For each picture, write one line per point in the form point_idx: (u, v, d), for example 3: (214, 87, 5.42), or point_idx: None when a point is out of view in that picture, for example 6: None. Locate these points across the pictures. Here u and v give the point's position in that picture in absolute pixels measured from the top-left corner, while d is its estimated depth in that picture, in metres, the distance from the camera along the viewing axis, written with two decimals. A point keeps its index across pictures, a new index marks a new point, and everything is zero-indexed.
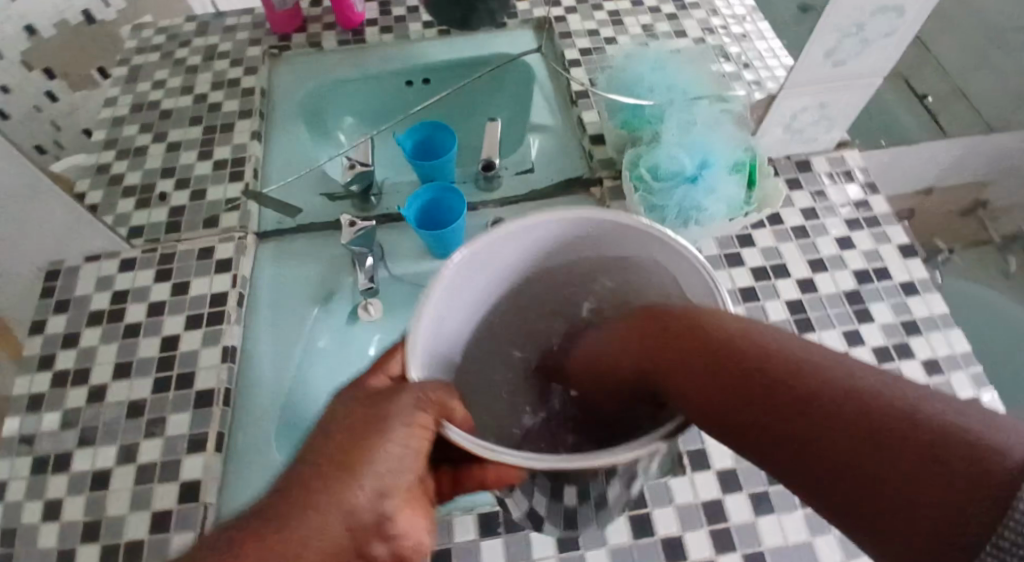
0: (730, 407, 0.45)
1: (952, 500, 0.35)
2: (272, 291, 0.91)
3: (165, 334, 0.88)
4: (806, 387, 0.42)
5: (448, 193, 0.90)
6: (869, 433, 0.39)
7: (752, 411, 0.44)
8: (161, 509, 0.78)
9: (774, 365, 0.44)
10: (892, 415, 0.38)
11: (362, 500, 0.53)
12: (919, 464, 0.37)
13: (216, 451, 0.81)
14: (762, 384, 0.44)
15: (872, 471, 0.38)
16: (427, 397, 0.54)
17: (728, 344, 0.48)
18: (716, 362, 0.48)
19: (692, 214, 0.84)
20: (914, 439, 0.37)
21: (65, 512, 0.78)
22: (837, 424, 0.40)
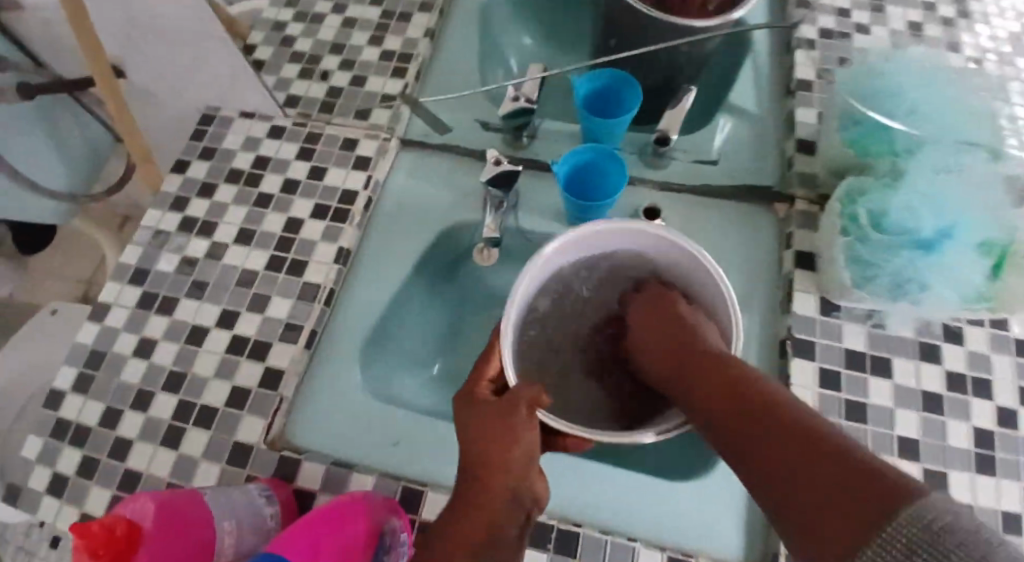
0: (708, 409, 0.55)
1: (855, 511, 0.40)
2: (400, 204, 0.85)
3: (291, 216, 0.82)
4: (791, 425, 0.47)
5: (610, 159, 0.76)
6: (798, 445, 0.46)
7: (754, 443, 0.49)
8: (241, 387, 0.74)
9: (744, 386, 0.53)
10: (828, 443, 0.45)
11: (520, 484, 0.57)
12: (838, 484, 0.42)
13: (306, 347, 0.76)
14: (735, 399, 0.53)
15: (799, 477, 0.45)
16: (532, 398, 0.57)
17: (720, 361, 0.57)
18: (707, 379, 0.56)
19: (908, 288, 0.66)
20: (835, 457, 0.43)
21: (156, 354, 0.77)
22: (770, 431, 0.49)
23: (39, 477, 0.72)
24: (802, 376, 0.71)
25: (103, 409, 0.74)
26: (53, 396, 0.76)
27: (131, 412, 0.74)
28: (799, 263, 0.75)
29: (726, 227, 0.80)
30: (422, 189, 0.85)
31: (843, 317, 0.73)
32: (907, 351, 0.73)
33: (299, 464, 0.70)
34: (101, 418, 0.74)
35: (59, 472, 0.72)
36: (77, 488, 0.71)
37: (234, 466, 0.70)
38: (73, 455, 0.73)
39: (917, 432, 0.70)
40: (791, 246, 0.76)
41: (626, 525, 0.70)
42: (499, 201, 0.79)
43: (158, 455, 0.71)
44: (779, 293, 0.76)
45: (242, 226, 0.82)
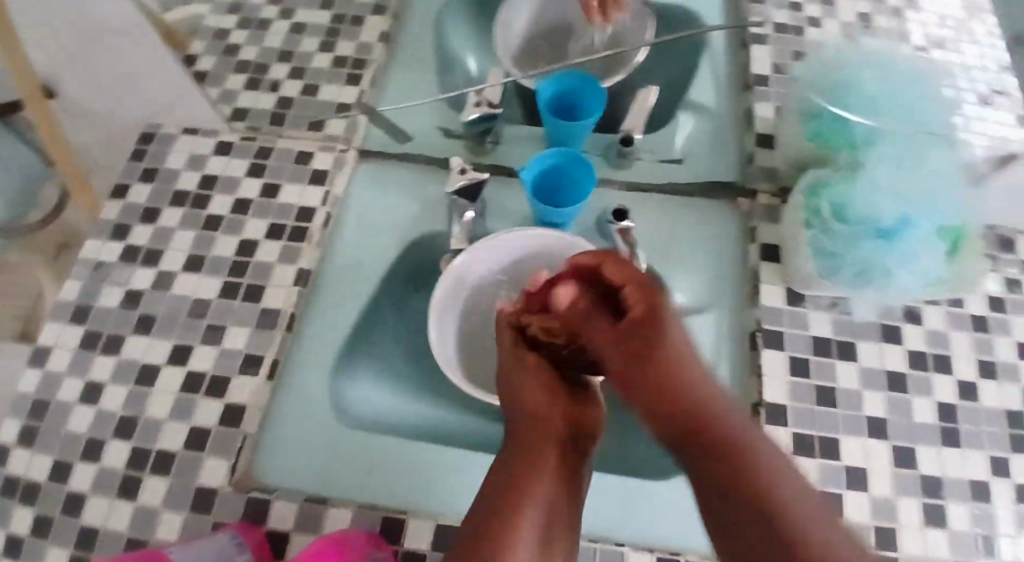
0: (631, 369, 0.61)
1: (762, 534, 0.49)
2: (361, 215, 0.82)
3: (244, 237, 0.77)
4: (716, 430, 0.56)
5: (576, 163, 0.74)
6: (734, 462, 0.53)
7: (701, 449, 0.55)
8: (200, 427, 0.69)
9: (659, 356, 0.60)
10: (755, 473, 0.52)
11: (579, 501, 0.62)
12: (752, 511, 0.50)
13: (267, 379, 0.71)
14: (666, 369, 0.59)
15: (721, 488, 0.52)
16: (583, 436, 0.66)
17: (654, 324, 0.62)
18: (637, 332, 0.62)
19: (873, 276, 0.67)
20: (756, 486, 0.51)
21: (103, 398, 0.71)
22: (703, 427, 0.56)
23: None
24: (772, 366, 0.72)
25: (52, 462, 0.68)
26: None
27: (82, 463, 0.68)
28: (765, 257, 0.76)
29: (694, 225, 0.81)
30: (381, 203, 0.83)
31: (808, 305, 0.74)
32: (870, 336, 0.74)
33: (269, 503, 0.66)
34: (49, 474, 0.68)
35: (11, 534, 0.66)
36: (30, 549, 0.65)
37: (199, 514, 0.65)
38: (24, 514, 0.67)
39: (884, 411, 0.71)
40: (755, 240, 0.77)
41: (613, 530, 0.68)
42: (467, 208, 0.77)
43: (115, 507, 0.66)
44: (747, 289, 0.76)
45: (191, 252, 0.77)
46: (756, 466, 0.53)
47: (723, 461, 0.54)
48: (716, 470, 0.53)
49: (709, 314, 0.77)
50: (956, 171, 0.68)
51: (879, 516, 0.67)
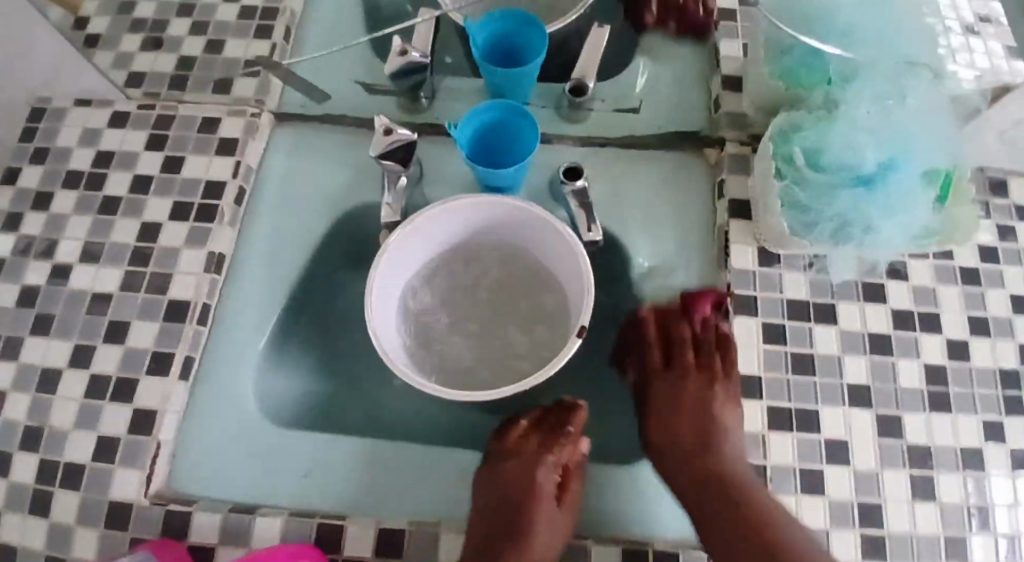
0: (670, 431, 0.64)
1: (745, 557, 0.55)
2: (281, 188, 0.73)
3: (145, 219, 0.69)
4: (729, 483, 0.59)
5: (518, 116, 0.65)
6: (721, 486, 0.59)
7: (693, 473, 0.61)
8: (107, 437, 0.60)
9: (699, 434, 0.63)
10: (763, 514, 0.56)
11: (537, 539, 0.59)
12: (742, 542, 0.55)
13: (182, 378, 0.62)
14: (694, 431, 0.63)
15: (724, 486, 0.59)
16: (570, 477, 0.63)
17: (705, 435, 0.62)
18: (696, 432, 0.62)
19: (852, 231, 0.60)
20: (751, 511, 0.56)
21: (5, 407, 0.62)
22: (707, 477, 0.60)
23: None
24: (744, 333, 0.65)
25: None
26: None
27: None
28: (733, 214, 0.69)
29: (657, 180, 0.73)
30: (306, 172, 0.74)
31: (781, 264, 0.67)
32: (850, 296, 0.67)
33: (189, 515, 0.57)
34: None
35: None
36: None
37: (113, 531, 0.57)
38: None
39: (867, 378, 0.65)
40: (723, 196, 0.70)
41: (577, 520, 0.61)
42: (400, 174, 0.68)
43: (28, 524, 0.58)
44: (718, 248, 0.69)
45: (88, 240, 0.69)
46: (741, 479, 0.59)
47: (722, 497, 0.58)
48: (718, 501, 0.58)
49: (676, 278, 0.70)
50: (944, 107, 0.61)
51: (862, 492, 0.62)
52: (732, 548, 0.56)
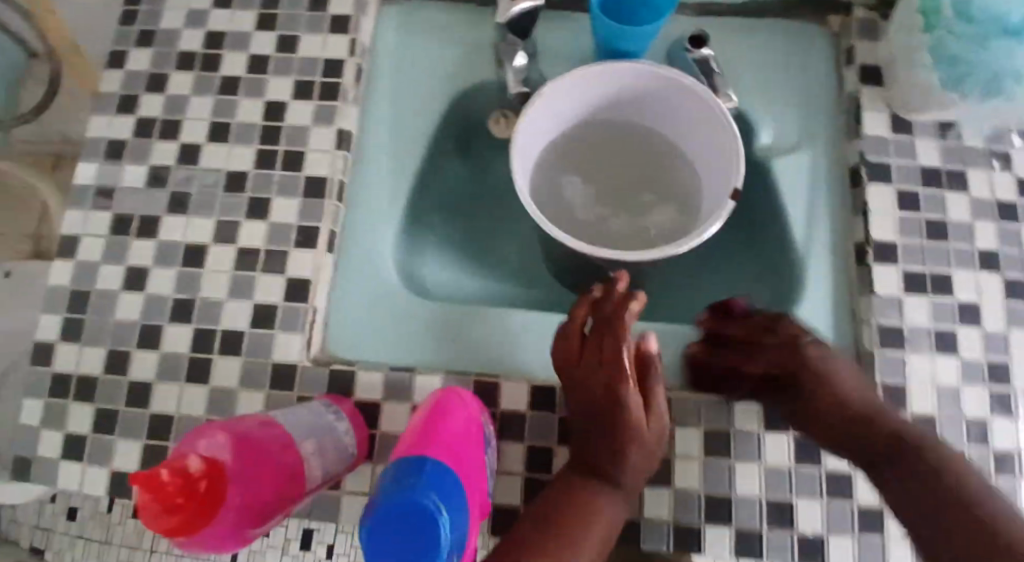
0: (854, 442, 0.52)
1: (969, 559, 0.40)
2: (395, 66, 0.71)
3: (268, 99, 0.67)
4: (929, 464, 0.46)
5: None
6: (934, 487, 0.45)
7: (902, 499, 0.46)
8: (264, 304, 0.61)
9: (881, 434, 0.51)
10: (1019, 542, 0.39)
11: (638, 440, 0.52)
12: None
13: (328, 250, 0.63)
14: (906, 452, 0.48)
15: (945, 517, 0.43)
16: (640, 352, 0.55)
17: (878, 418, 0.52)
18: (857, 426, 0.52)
19: (1004, 82, 0.58)
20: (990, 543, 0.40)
21: (151, 284, 0.62)
22: (934, 489, 0.45)
23: (50, 441, 0.59)
24: (881, 200, 0.64)
25: (107, 353, 0.60)
26: (36, 350, 0.61)
27: (141, 351, 0.60)
28: (865, 81, 0.67)
29: (781, 50, 0.71)
30: (419, 49, 0.72)
31: (918, 132, 0.66)
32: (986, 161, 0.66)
33: (353, 374, 0.60)
34: (107, 365, 0.60)
35: (72, 434, 0.59)
36: (98, 445, 0.59)
37: (280, 389, 0.59)
38: (82, 412, 0.59)
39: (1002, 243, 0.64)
40: (852, 62, 0.68)
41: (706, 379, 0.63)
42: (517, 47, 0.64)
43: (187, 393, 0.59)
44: (847, 117, 0.68)
45: (212, 120, 0.66)
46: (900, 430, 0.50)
47: (934, 487, 0.45)
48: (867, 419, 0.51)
49: (803, 153, 0.68)
50: None
51: (992, 351, 0.61)
52: (909, 490, 0.46)
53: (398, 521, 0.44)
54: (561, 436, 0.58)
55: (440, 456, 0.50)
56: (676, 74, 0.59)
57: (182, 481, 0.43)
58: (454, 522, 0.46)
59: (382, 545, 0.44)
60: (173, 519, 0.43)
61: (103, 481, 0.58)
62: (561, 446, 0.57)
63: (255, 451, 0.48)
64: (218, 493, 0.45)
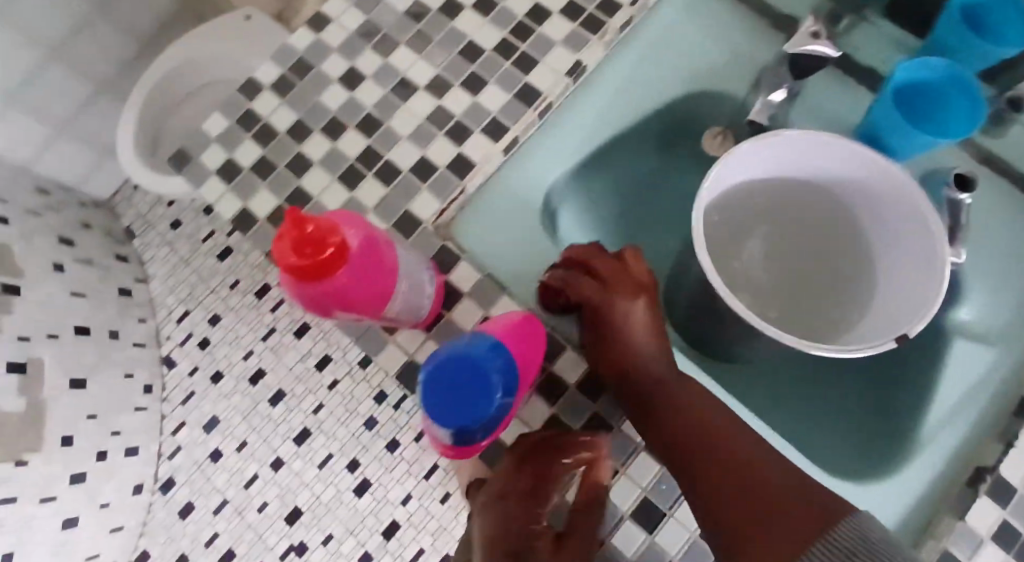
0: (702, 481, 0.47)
1: None
2: (661, 34, 0.68)
3: (540, 2, 0.68)
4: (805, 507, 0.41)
5: (961, 95, 0.56)
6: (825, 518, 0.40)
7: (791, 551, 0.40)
8: (430, 160, 0.65)
9: (752, 469, 0.46)
10: None
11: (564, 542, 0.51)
12: None
13: (504, 150, 0.65)
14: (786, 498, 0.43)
15: None
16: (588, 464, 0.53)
17: (740, 455, 0.47)
18: (723, 463, 0.47)
19: None
20: None
21: (360, 89, 0.67)
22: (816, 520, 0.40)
23: (213, 156, 0.66)
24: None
25: (294, 121, 0.67)
26: (249, 85, 0.68)
27: (319, 136, 0.66)
28: None
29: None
30: (694, 34, 0.69)
31: None
32: None
33: (457, 259, 0.63)
34: (289, 128, 0.66)
35: (233, 160, 0.66)
36: (244, 183, 0.65)
37: (397, 233, 0.63)
38: (250, 151, 0.66)
39: None
40: None
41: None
42: (784, 83, 0.62)
43: (331, 188, 0.65)
44: None
45: None
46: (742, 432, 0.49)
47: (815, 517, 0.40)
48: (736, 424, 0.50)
49: (991, 349, 0.61)
50: None
51: None
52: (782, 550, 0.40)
53: (458, 363, 0.48)
54: (586, 425, 0.58)
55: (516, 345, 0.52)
56: (919, 195, 0.55)
57: (319, 236, 0.41)
58: (502, 409, 0.49)
59: (437, 369, 0.48)
60: (297, 264, 0.42)
61: (232, 211, 0.65)
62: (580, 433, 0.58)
63: (377, 256, 0.47)
64: (338, 265, 0.43)
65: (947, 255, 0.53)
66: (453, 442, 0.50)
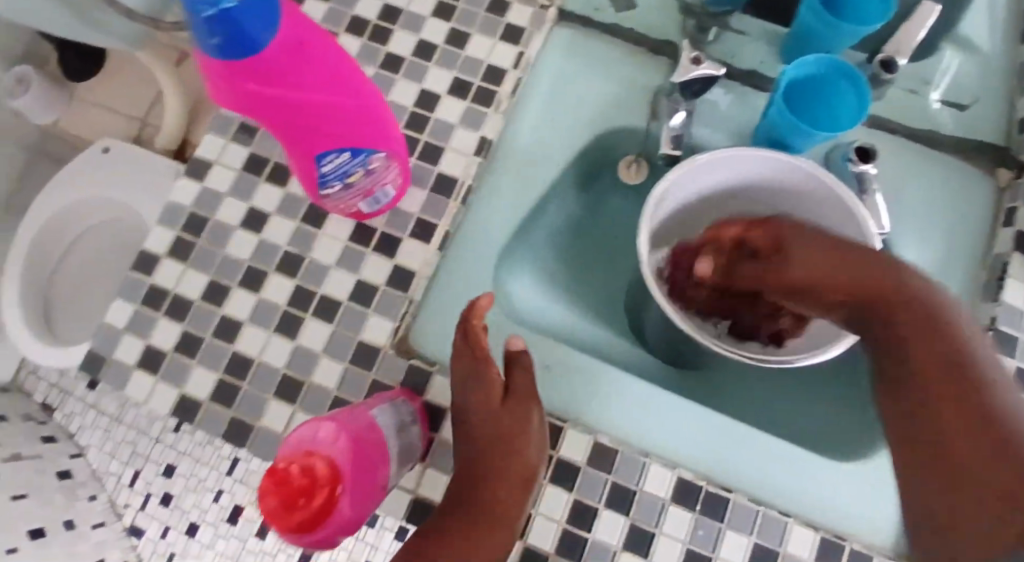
0: (914, 378, 0.38)
1: (967, 456, 0.34)
2: (548, 91, 0.71)
3: (425, 87, 0.68)
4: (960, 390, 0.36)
5: (839, 84, 0.60)
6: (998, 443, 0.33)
7: (922, 369, 0.38)
8: (366, 282, 0.62)
9: (928, 352, 0.39)
10: (983, 401, 0.35)
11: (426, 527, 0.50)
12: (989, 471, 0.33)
13: (440, 248, 0.63)
14: (951, 391, 0.36)
15: (949, 435, 0.35)
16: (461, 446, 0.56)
17: (947, 351, 0.38)
18: (943, 392, 0.37)
19: None
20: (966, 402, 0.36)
21: (267, 229, 0.62)
22: (966, 432, 0.35)
23: (131, 348, 0.60)
24: None
25: (208, 283, 0.61)
26: (145, 259, 0.62)
27: (240, 290, 0.61)
28: (1018, 246, 0.64)
29: (933, 181, 0.69)
30: (578, 80, 0.71)
31: None
32: None
33: (429, 376, 0.60)
34: (203, 294, 0.61)
35: (154, 347, 0.60)
36: (175, 365, 0.60)
37: (358, 367, 0.59)
38: (169, 330, 0.60)
39: None
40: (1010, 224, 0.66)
41: (737, 469, 0.60)
42: (680, 106, 0.65)
43: (271, 343, 0.60)
44: (987, 276, 0.65)
45: None
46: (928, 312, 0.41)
47: (955, 384, 0.37)
48: (873, 311, 0.43)
49: None
50: None
51: None
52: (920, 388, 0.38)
53: None
54: (608, 499, 0.59)
55: (244, 100, 0.44)
56: (826, 178, 0.59)
57: (305, 483, 0.46)
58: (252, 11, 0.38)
59: None
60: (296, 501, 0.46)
61: (169, 403, 0.59)
62: (606, 510, 0.59)
63: (367, 459, 0.49)
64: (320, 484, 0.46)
65: (870, 228, 0.58)
66: (217, 51, 0.39)
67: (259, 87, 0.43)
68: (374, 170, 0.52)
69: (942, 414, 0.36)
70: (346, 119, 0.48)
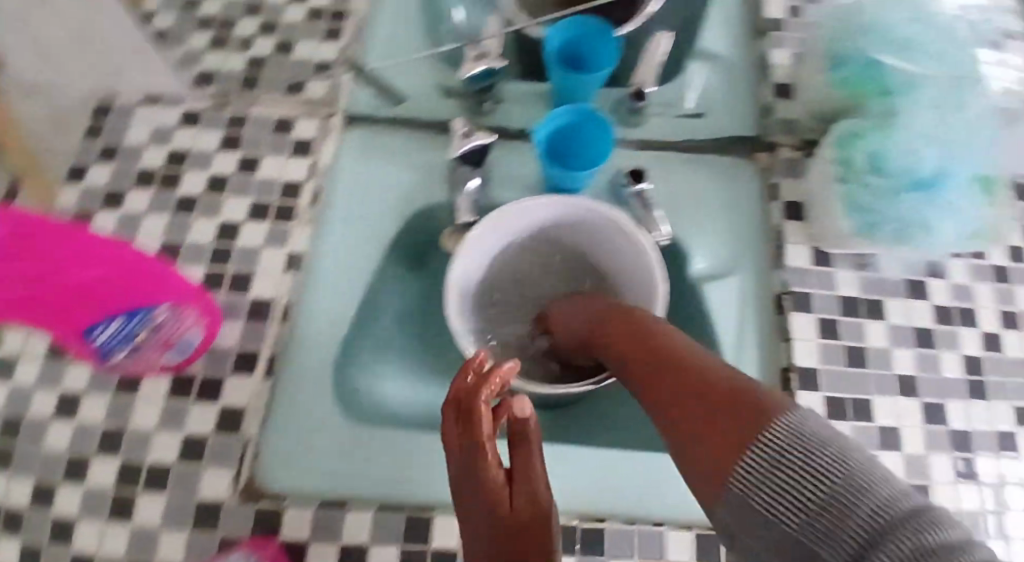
0: (700, 409, 0.39)
1: (795, 472, 0.33)
2: (349, 189, 0.71)
3: (223, 221, 0.67)
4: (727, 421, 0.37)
5: (592, 126, 0.67)
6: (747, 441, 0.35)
7: (676, 401, 0.41)
8: (196, 435, 0.61)
9: (692, 380, 0.41)
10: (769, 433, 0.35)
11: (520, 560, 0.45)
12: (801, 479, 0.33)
13: (266, 376, 0.63)
14: (724, 394, 0.38)
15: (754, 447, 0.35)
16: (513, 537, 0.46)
17: (710, 384, 0.40)
18: (722, 400, 0.38)
19: (913, 233, 0.61)
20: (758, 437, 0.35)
21: (83, 411, 0.61)
22: (737, 427, 0.36)
23: None
24: (804, 329, 0.69)
25: (31, 485, 0.59)
26: None
27: (65, 483, 0.59)
28: (788, 215, 0.72)
29: (705, 180, 0.77)
30: (375, 169, 0.72)
31: (836, 264, 0.71)
32: (896, 292, 0.71)
33: (282, 513, 0.58)
34: (29, 498, 0.59)
35: None
36: None
37: (207, 526, 0.58)
38: None
39: (914, 369, 0.68)
40: (778, 199, 0.73)
41: (596, 502, 0.63)
42: (471, 175, 0.70)
43: (111, 528, 0.58)
44: (771, 248, 0.72)
45: (164, 240, 0.67)
46: (727, 373, 0.40)
47: (724, 413, 0.37)
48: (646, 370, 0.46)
49: (732, 278, 0.74)
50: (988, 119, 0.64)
51: (931, 421, 0.66)
52: (703, 410, 0.38)
53: None
54: None
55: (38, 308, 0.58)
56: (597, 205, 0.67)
57: None
58: None
59: None
60: None
61: None
62: None
63: None
64: None
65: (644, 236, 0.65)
66: None
67: (45, 302, 0.57)
68: (159, 322, 0.59)
69: (722, 412, 0.37)
70: (91, 295, 0.57)
